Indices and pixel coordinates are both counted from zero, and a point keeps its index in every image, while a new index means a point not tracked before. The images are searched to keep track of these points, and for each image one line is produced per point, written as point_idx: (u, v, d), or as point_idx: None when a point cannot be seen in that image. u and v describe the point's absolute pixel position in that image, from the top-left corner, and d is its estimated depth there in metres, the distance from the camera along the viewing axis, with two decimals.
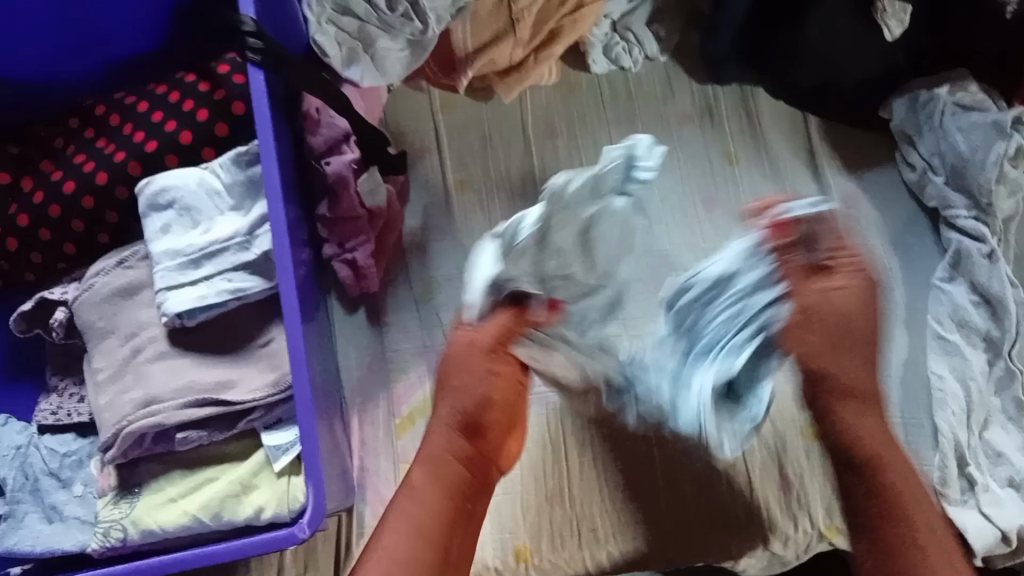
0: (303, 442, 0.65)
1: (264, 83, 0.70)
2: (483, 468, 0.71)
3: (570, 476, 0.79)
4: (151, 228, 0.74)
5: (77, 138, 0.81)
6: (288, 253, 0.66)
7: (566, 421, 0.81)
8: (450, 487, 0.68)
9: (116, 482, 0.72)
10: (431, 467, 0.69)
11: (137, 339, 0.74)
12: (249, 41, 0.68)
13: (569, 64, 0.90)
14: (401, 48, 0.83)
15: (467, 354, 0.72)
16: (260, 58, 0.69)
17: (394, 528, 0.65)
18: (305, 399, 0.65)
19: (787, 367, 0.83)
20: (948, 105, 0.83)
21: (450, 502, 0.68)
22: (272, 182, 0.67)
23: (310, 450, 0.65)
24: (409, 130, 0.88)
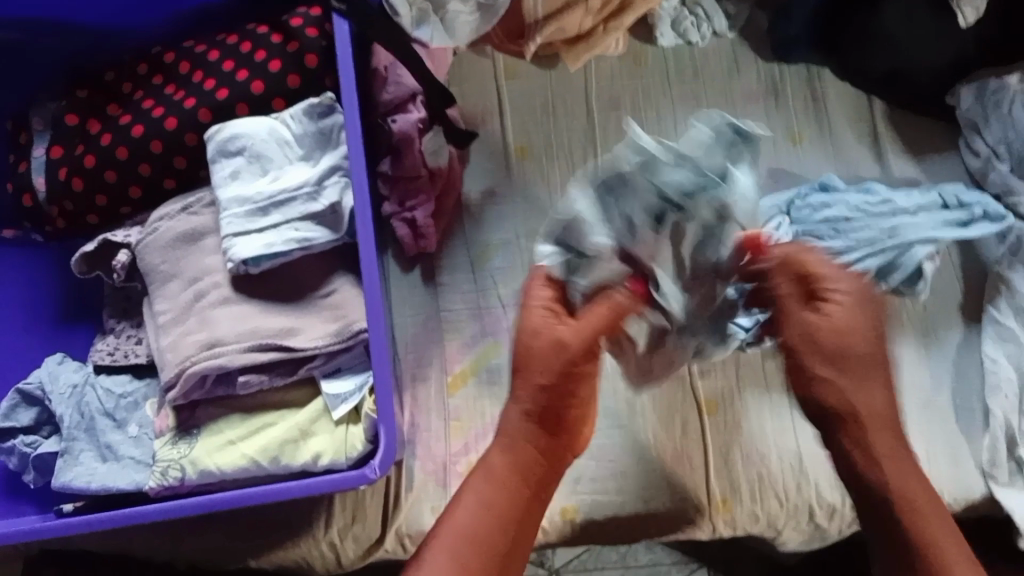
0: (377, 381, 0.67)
1: (347, 32, 0.74)
2: (550, 462, 0.65)
3: (619, 445, 0.78)
4: (221, 174, 0.75)
5: (146, 84, 0.81)
6: (369, 199, 0.69)
7: (619, 388, 0.80)
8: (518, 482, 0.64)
9: (173, 423, 0.73)
10: (507, 450, 0.64)
11: (200, 284, 0.74)
12: None
13: (637, 37, 0.90)
14: (471, 12, 0.82)
15: (552, 348, 0.62)
16: (345, 7, 0.74)
17: (458, 516, 0.62)
18: (378, 343, 0.67)
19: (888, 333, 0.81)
20: (1018, 95, 0.83)
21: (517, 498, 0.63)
22: (353, 128, 0.71)
23: (384, 393, 0.67)
24: (473, 93, 0.88)
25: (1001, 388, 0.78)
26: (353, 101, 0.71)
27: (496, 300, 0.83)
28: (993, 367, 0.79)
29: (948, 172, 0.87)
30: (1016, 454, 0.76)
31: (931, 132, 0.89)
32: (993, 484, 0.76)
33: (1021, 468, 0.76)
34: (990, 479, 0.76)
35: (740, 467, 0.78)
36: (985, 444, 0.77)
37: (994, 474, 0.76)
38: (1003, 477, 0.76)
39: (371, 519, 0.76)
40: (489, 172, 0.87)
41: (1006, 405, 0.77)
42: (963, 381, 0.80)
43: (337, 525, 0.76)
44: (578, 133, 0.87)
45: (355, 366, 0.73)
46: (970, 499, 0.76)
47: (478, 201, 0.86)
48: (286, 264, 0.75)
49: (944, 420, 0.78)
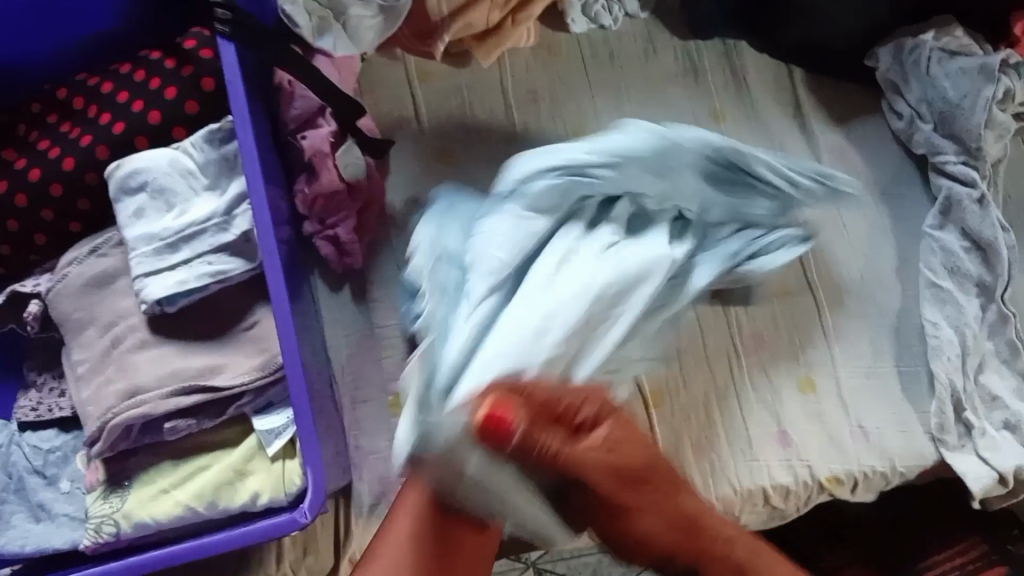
0: (298, 419, 0.65)
1: (235, 55, 0.71)
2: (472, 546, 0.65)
3: None
4: (124, 213, 0.71)
5: (42, 124, 0.78)
6: (272, 233, 0.66)
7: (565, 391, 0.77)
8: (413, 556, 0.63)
9: (105, 476, 0.70)
10: (402, 556, 0.64)
11: (116, 329, 0.71)
12: (217, 11, 0.70)
13: (547, 25, 0.88)
14: (374, 15, 0.80)
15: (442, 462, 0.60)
16: (229, 29, 0.70)
17: None
18: (298, 381, 0.65)
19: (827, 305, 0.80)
20: (934, 51, 0.83)
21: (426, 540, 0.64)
22: (250, 158, 0.67)
23: (307, 429, 0.65)
24: (384, 98, 0.85)
25: (943, 350, 0.77)
26: (247, 130, 0.68)
27: None
28: (935, 331, 0.78)
29: (875, 138, 0.87)
30: (964, 417, 0.75)
31: (854, 98, 0.88)
32: (943, 449, 0.74)
33: (969, 430, 0.75)
34: (940, 444, 0.75)
35: None
36: (933, 409, 0.76)
37: (944, 439, 0.74)
38: (952, 440, 0.75)
39: (322, 550, 0.74)
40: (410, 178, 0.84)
41: (950, 367, 0.76)
42: (905, 347, 0.79)
43: (289, 560, 0.74)
44: (496, 129, 0.85)
45: (288, 399, 0.71)
46: (923, 464, 0.75)
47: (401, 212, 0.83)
48: (205, 300, 0.72)
49: (889, 386, 0.77)
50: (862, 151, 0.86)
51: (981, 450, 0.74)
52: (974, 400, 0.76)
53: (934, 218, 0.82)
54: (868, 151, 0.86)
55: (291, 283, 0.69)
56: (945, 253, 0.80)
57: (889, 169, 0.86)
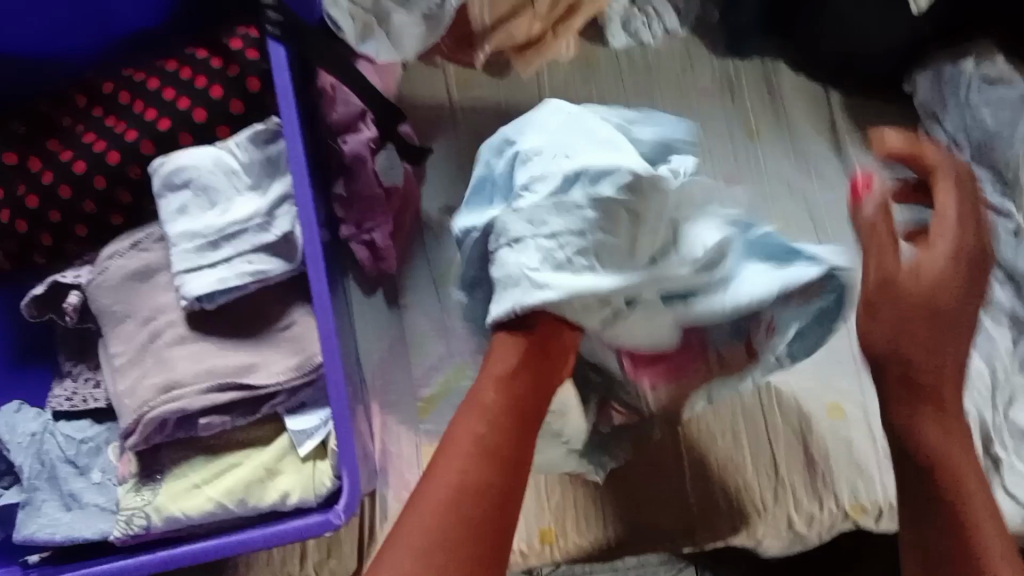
0: (338, 425, 0.65)
1: (286, 57, 0.71)
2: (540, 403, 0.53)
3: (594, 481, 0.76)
4: (167, 209, 0.72)
5: (87, 116, 0.79)
6: (318, 239, 0.67)
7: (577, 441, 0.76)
8: (480, 497, 0.47)
9: (137, 468, 0.70)
10: (483, 421, 0.50)
11: (154, 324, 0.72)
12: (268, 14, 0.70)
13: (588, 39, 0.88)
14: (417, 23, 0.79)
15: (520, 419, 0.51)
16: (280, 31, 0.70)
17: (433, 487, 0.47)
18: (338, 383, 0.66)
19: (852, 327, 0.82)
20: (974, 79, 0.83)
21: (499, 450, 0.49)
22: (298, 160, 0.69)
23: (344, 433, 0.65)
24: (425, 104, 0.87)
25: (973, 381, 0.77)
26: (294, 130, 0.69)
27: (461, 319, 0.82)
28: (966, 362, 0.77)
29: None
30: (991, 451, 0.75)
31: (890, 123, 0.88)
32: None
33: (997, 463, 0.75)
34: None
35: (717, 478, 0.77)
36: None
37: None
38: None
39: (346, 553, 0.74)
40: (446, 187, 0.85)
41: (978, 400, 0.76)
42: None
43: (312, 561, 0.74)
44: None
45: (320, 401, 0.71)
46: None
47: (437, 218, 0.84)
48: (243, 298, 0.73)
49: None
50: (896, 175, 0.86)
51: (1009, 485, 0.73)
52: (1004, 435, 0.76)
53: None
54: None
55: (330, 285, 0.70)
56: None
57: None
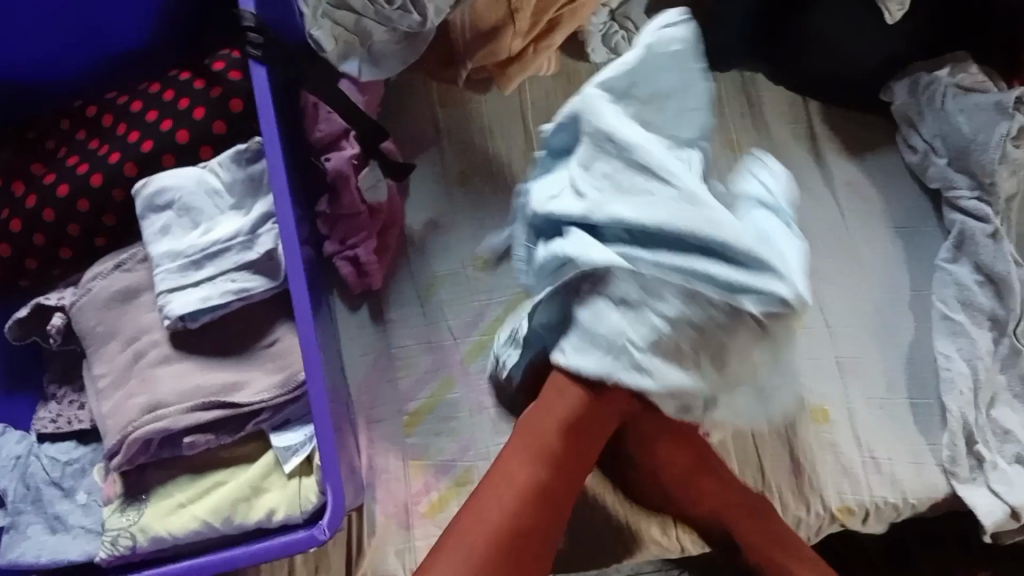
0: (320, 438, 0.65)
1: (266, 77, 0.71)
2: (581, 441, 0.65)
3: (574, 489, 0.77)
4: (151, 230, 0.72)
5: (70, 140, 0.79)
6: (299, 256, 0.68)
7: None
8: (519, 525, 0.61)
9: (121, 490, 0.70)
10: (535, 453, 0.64)
11: (138, 343, 0.72)
12: (250, 36, 0.71)
13: (568, 54, 0.90)
14: (398, 41, 0.81)
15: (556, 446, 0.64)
16: (261, 53, 0.71)
17: (489, 505, 0.61)
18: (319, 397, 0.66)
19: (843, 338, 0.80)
20: (949, 88, 0.84)
21: (543, 487, 0.63)
22: (280, 179, 0.69)
23: (328, 450, 0.65)
24: (406, 121, 0.87)
25: (956, 383, 0.77)
26: (275, 148, 0.69)
27: (446, 332, 0.82)
28: (947, 363, 0.78)
29: (888, 170, 0.88)
30: (975, 448, 0.76)
31: (868, 132, 0.89)
32: (955, 481, 0.75)
33: (981, 463, 0.75)
34: (952, 476, 0.75)
35: None
36: (944, 441, 0.76)
37: (955, 472, 0.75)
38: (964, 473, 0.75)
39: (334, 566, 0.75)
40: (430, 201, 0.86)
41: (963, 402, 0.77)
42: (918, 378, 0.79)
43: None
44: (517, 157, 0.87)
45: (304, 417, 0.72)
46: (935, 498, 0.75)
47: (421, 233, 0.85)
48: (227, 316, 0.73)
49: (902, 419, 0.78)
50: (875, 182, 0.87)
51: (992, 482, 0.74)
52: (986, 434, 0.77)
53: (947, 252, 0.83)
54: (881, 182, 0.87)
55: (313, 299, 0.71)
56: (958, 286, 0.81)
57: (903, 203, 0.87)
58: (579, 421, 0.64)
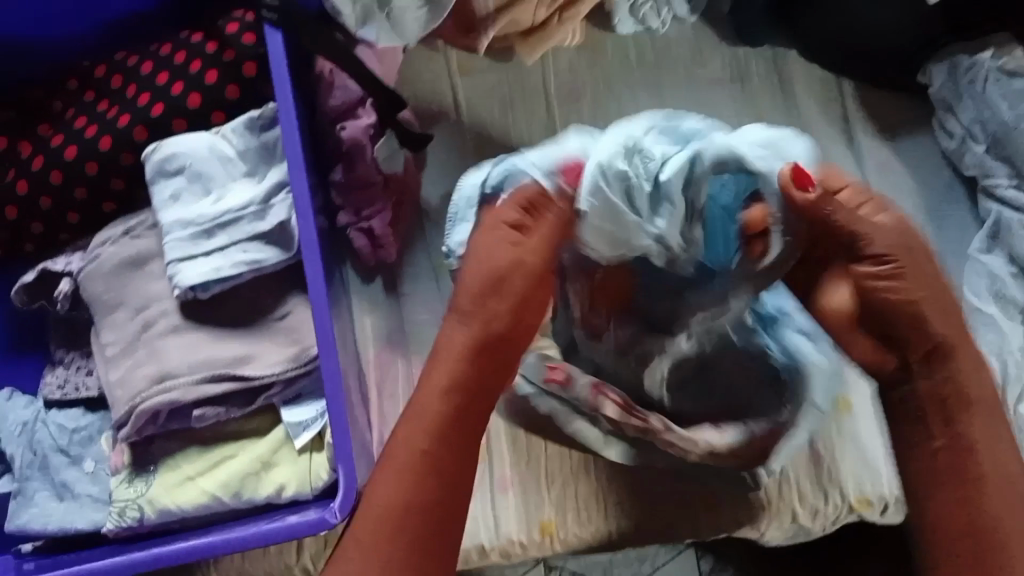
0: (332, 411, 0.64)
1: (281, 43, 0.69)
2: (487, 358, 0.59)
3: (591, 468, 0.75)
4: (161, 196, 0.71)
5: (77, 100, 0.77)
6: (314, 231, 0.66)
7: (589, 445, 0.76)
8: (428, 465, 0.56)
9: (129, 460, 0.69)
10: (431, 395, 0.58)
11: (147, 313, 0.71)
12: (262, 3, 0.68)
13: (595, 24, 0.86)
14: (419, 6, 0.78)
15: (456, 359, 0.58)
16: (276, 19, 0.69)
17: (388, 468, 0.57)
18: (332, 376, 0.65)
19: None
20: (991, 72, 0.80)
21: (445, 423, 0.58)
22: (295, 151, 0.67)
23: (340, 426, 0.64)
24: (426, 91, 0.85)
25: None
26: (289, 116, 0.67)
27: None
28: None
29: (922, 155, 0.85)
30: None
31: (901, 114, 0.86)
32: None
33: None
34: None
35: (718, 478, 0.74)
36: None
37: None
38: None
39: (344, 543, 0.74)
40: (448, 175, 0.83)
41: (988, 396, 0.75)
42: None
43: (307, 552, 0.74)
44: (538, 132, 0.84)
45: (315, 392, 0.70)
46: None
47: (437, 207, 0.83)
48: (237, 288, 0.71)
49: None
50: (908, 168, 0.84)
51: None
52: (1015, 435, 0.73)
53: (981, 243, 0.80)
54: (914, 168, 0.84)
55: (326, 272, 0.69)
56: (990, 279, 0.78)
57: (937, 191, 0.84)
58: (473, 346, 0.59)
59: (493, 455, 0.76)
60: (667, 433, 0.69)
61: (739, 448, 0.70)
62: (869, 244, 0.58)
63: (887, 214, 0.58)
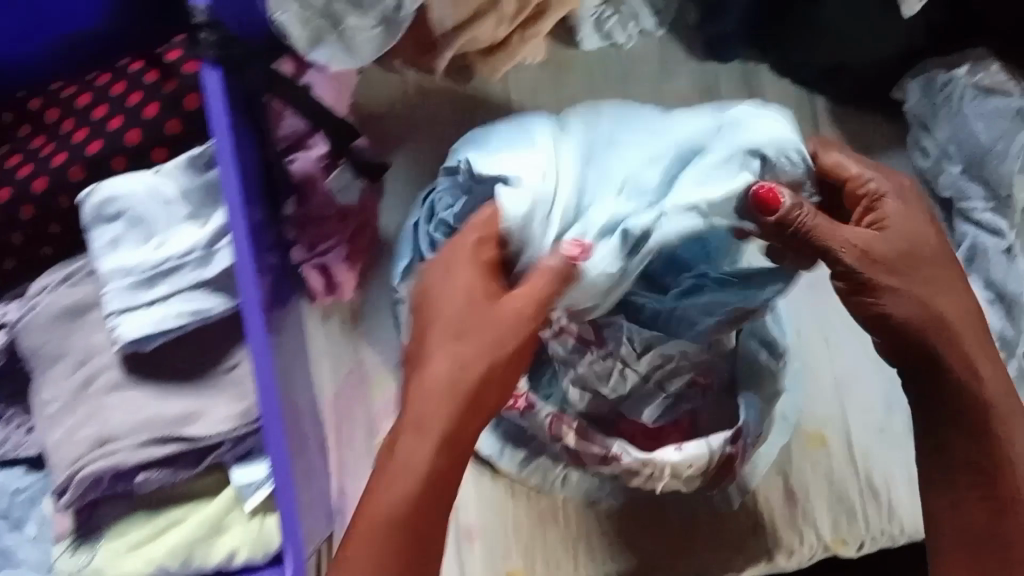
0: (279, 488, 0.60)
1: (222, 86, 0.61)
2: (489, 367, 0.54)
3: (564, 515, 0.74)
4: (98, 241, 0.66)
5: (11, 136, 0.72)
6: (258, 300, 0.60)
7: (559, 490, 0.74)
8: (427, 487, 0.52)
9: (73, 526, 0.65)
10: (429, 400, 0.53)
11: (88, 368, 0.67)
12: (203, 36, 0.60)
13: (558, 41, 0.82)
14: (372, 26, 0.73)
15: (459, 365, 0.54)
16: (216, 57, 0.60)
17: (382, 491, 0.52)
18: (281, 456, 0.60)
19: (840, 360, 0.80)
20: (967, 89, 0.78)
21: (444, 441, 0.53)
22: (235, 216, 0.60)
23: (289, 507, 0.60)
24: (382, 115, 0.80)
25: None
26: (231, 180, 0.60)
27: None
28: None
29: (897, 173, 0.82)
30: None
31: (875, 130, 0.83)
32: None
33: None
34: None
35: (694, 525, 0.74)
36: None
37: None
38: None
39: None
40: (408, 203, 0.80)
41: None
42: None
43: None
44: None
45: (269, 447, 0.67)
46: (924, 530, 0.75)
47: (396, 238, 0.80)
48: (183, 338, 0.67)
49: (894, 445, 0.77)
50: None
51: None
52: None
53: None
54: None
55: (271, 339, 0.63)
56: None
57: None
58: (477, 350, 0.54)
59: (461, 502, 0.74)
60: (624, 459, 0.69)
61: (701, 465, 0.68)
62: (837, 261, 0.58)
63: (877, 210, 0.60)
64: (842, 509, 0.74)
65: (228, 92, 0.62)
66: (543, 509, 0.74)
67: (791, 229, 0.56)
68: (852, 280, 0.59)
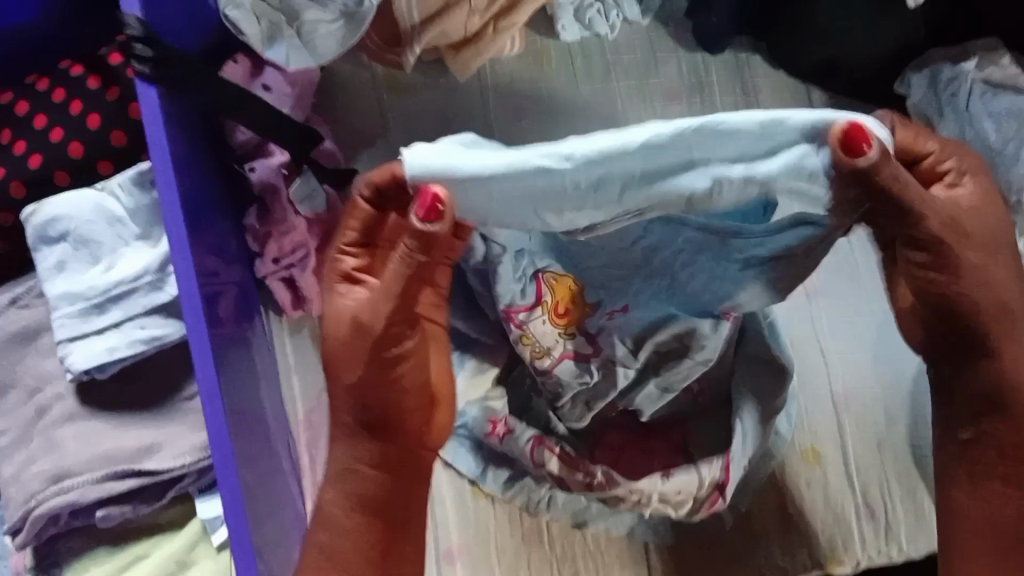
0: (233, 530, 0.54)
1: (158, 102, 0.56)
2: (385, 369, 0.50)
3: (549, 535, 0.70)
4: (44, 265, 0.62)
5: None
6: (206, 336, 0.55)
7: (543, 510, 0.70)
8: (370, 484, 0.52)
9: (32, 562, 0.62)
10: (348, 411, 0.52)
11: (41, 397, 0.63)
12: (135, 48, 0.55)
13: (537, 30, 0.77)
14: (335, 20, 0.68)
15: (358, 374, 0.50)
16: (151, 69, 0.55)
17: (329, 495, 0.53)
18: (235, 499, 0.55)
19: (840, 367, 0.74)
20: (976, 83, 0.73)
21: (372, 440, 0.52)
22: (178, 242, 0.56)
23: (243, 552, 0.54)
24: (350, 113, 0.75)
25: None
26: (175, 211, 0.56)
27: None
28: None
29: None
30: None
31: None
32: None
33: None
34: None
35: (683, 546, 0.71)
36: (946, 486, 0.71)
37: None
38: None
39: None
40: None
41: None
42: (921, 413, 0.73)
43: None
44: None
45: None
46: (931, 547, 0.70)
47: None
48: (138, 364, 0.63)
49: (899, 458, 0.72)
50: None
51: None
52: None
53: None
54: None
55: (224, 372, 0.58)
56: None
57: None
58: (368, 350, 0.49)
59: (441, 524, 0.69)
60: (611, 487, 0.64)
61: (690, 491, 0.63)
62: (918, 229, 0.45)
63: (962, 182, 0.47)
64: (839, 526, 0.70)
65: (167, 108, 0.57)
66: (528, 530, 0.70)
67: (877, 179, 0.41)
68: (933, 255, 0.46)
